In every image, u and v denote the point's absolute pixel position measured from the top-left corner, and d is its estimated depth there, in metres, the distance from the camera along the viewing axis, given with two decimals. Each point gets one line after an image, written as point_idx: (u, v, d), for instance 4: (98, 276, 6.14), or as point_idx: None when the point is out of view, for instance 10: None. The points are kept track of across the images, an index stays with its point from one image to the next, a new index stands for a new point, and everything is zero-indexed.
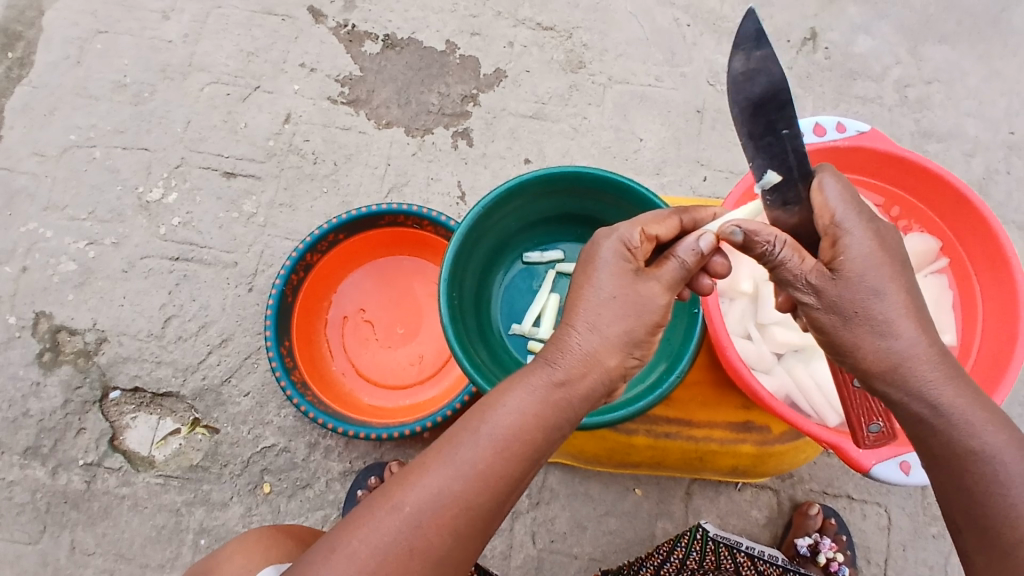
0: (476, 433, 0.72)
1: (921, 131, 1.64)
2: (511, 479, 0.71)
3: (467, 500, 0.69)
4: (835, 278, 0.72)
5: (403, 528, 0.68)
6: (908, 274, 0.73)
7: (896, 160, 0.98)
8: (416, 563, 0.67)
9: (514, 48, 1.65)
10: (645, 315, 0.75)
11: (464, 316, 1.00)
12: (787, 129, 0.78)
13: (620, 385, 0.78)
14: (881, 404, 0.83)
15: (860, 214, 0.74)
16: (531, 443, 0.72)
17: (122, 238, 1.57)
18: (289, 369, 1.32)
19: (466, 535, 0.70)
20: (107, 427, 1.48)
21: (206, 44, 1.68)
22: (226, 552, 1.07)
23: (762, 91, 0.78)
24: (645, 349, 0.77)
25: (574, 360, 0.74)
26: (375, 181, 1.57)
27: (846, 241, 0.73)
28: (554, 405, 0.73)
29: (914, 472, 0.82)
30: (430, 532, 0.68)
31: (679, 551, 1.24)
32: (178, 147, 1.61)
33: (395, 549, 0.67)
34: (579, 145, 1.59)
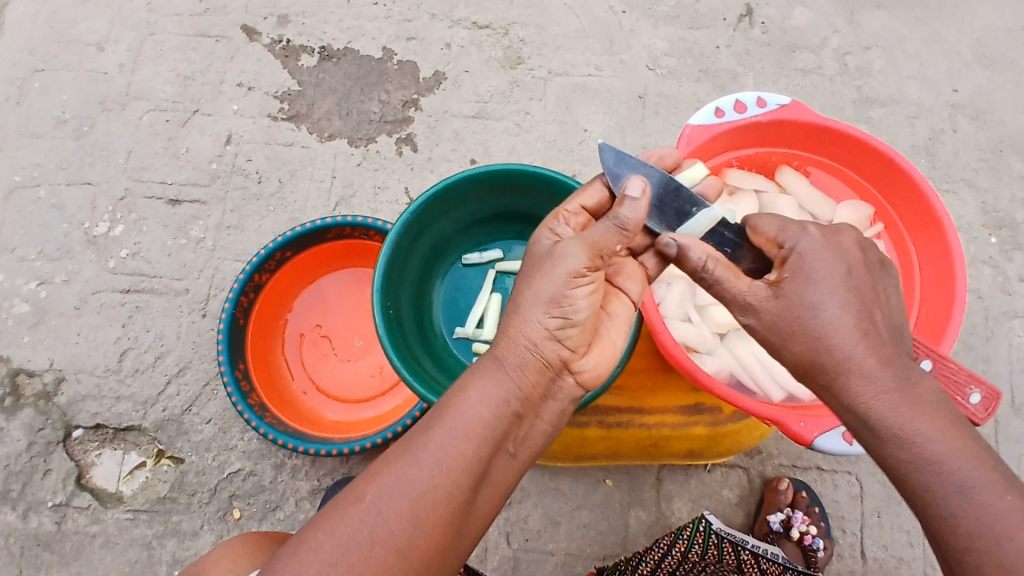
0: (428, 421, 0.71)
1: (864, 97, 1.64)
2: (465, 460, 0.68)
3: (423, 485, 0.67)
4: (776, 295, 0.72)
5: (364, 519, 0.66)
6: (862, 284, 0.72)
7: (820, 130, 0.98)
8: (380, 552, 0.65)
9: (452, 49, 1.64)
10: (557, 273, 0.76)
11: (403, 325, 0.99)
12: (694, 207, 0.87)
13: (556, 351, 0.75)
14: (772, 412, 0.84)
15: (803, 230, 0.75)
16: (481, 420, 0.70)
17: (74, 274, 1.55)
18: (246, 392, 1.31)
19: (427, 523, 0.66)
20: (73, 466, 1.46)
21: (143, 72, 1.67)
22: (212, 557, 1.06)
23: (653, 195, 0.87)
24: (569, 306, 0.75)
25: (507, 337, 0.75)
26: (322, 195, 1.55)
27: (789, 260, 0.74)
28: (496, 380, 0.72)
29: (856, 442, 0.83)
30: (391, 518, 0.66)
31: (681, 544, 1.26)
32: (123, 178, 1.60)
33: (358, 538, 0.65)
34: (524, 141, 1.58)
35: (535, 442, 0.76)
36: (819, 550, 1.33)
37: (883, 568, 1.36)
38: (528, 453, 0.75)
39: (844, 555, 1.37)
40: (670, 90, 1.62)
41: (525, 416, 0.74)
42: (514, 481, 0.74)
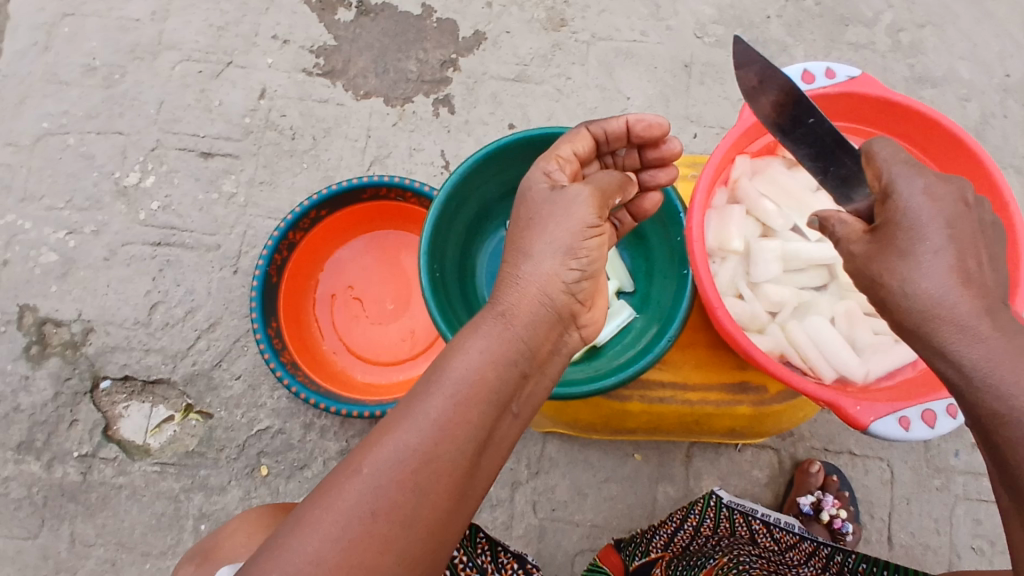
0: (427, 384, 0.65)
1: (916, 76, 1.59)
2: (469, 425, 0.63)
3: (428, 450, 0.62)
4: (875, 242, 0.67)
5: (364, 490, 0.60)
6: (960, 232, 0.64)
7: (889, 105, 0.94)
8: (383, 524, 0.59)
9: (493, 8, 1.59)
10: (568, 221, 0.74)
11: (448, 289, 0.97)
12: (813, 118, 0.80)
13: (569, 304, 0.74)
14: (828, 395, 0.83)
15: (915, 171, 0.67)
16: (485, 381, 0.66)
17: (102, 226, 1.53)
18: (278, 350, 1.30)
19: (434, 491, 0.61)
20: (100, 417, 1.46)
21: (175, 20, 1.62)
22: (228, 531, 1.06)
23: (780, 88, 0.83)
24: (583, 257, 0.74)
25: (512, 294, 0.72)
26: (356, 154, 1.52)
27: (892, 202, 0.67)
28: (503, 337, 0.68)
29: (912, 427, 0.82)
30: (393, 488, 0.60)
31: (693, 518, 1.27)
32: (153, 129, 1.57)
33: (359, 513, 0.59)
34: (564, 107, 1.54)
35: (535, 401, 0.72)
36: (847, 534, 1.33)
37: (909, 553, 1.35)
38: (529, 413, 0.71)
39: (870, 539, 1.36)
40: (716, 59, 1.56)
41: (529, 375, 0.70)
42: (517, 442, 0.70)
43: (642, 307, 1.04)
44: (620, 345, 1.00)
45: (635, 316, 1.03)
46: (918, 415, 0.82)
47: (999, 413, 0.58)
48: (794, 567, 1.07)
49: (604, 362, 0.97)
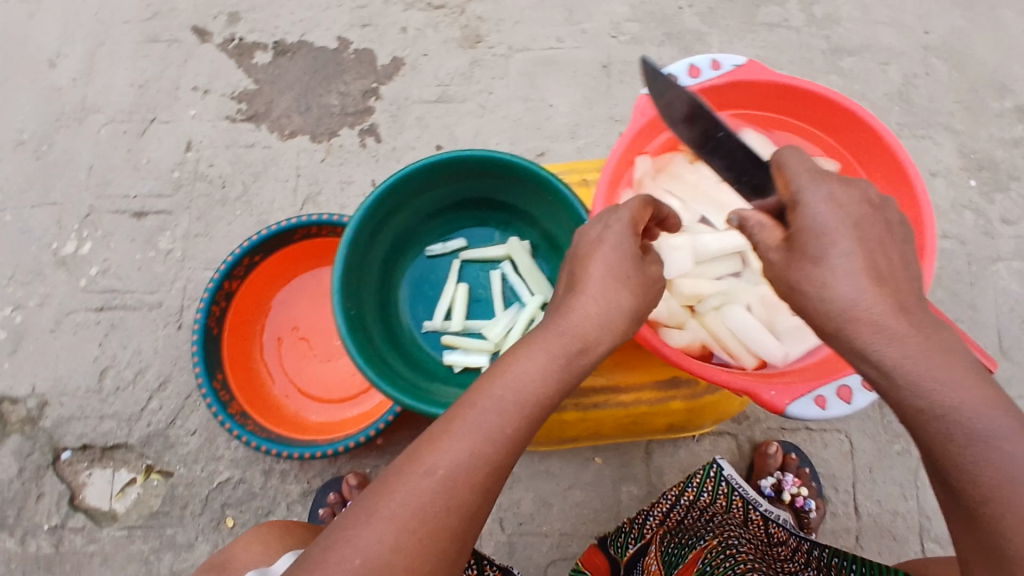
0: (496, 394, 0.63)
1: (834, 48, 1.60)
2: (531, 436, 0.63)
3: (494, 458, 0.60)
4: (791, 251, 0.66)
5: (439, 490, 0.58)
6: (871, 236, 0.64)
7: (778, 87, 0.94)
8: (454, 521, 0.58)
9: (408, 33, 1.60)
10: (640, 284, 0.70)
11: (368, 326, 0.96)
12: (721, 132, 0.82)
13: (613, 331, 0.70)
14: (742, 383, 0.83)
15: (819, 178, 0.66)
16: (541, 395, 0.64)
17: (46, 297, 1.53)
18: (226, 402, 1.30)
19: (491, 497, 0.61)
20: (65, 488, 1.46)
21: (97, 84, 1.63)
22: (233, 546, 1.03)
23: (685, 111, 0.84)
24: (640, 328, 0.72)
25: (586, 325, 0.67)
26: (288, 194, 1.52)
27: (801, 210, 0.65)
28: (569, 360, 0.65)
29: (829, 406, 0.82)
30: (464, 489, 0.59)
31: (690, 492, 1.28)
32: (86, 195, 1.57)
33: (435, 509, 0.58)
34: (490, 121, 1.55)
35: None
36: (811, 511, 1.32)
37: (878, 522, 1.35)
38: None
39: (838, 513, 1.36)
40: (635, 56, 1.57)
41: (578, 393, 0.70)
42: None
43: None
44: None
45: None
46: (833, 393, 0.82)
47: (922, 408, 0.57)
48: (782, 561, 1.04)
49: None
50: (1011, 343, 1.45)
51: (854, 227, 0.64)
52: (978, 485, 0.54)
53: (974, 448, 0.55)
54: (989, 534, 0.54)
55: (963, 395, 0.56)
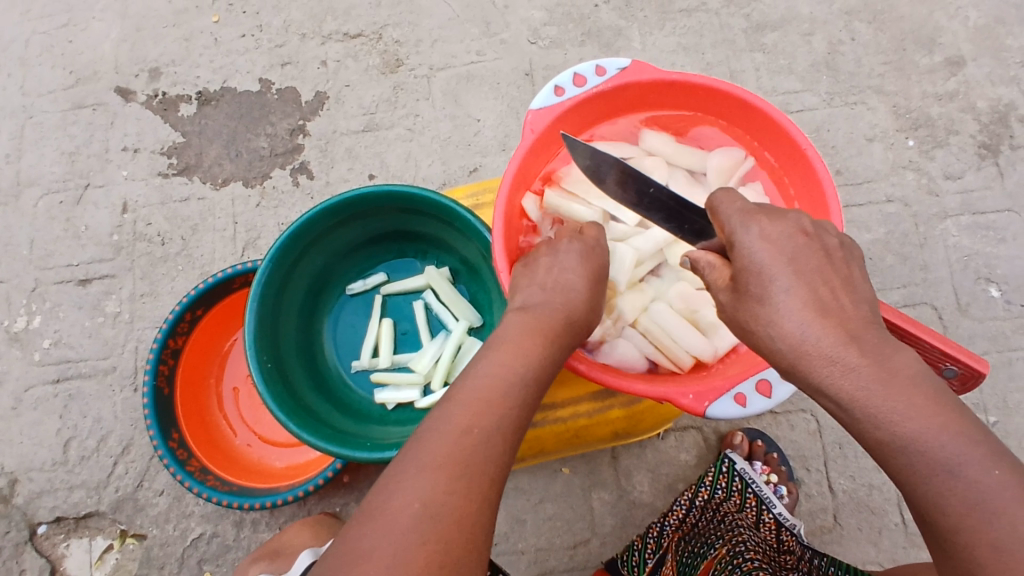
0: (512, 369, 0.69)
1: (755, 25, 1.58)
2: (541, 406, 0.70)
3: (520, 425, 0.67)
4: (736, 291, 0.66)
5: (486, 453, 0.62)
6: (812, 266, 0.63)
7: (667, 84, 0.94)
8: (498, 482, 0.62)
9: (328, 66, 1.59)
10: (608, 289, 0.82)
11: (291, 377, 0.96)
12: (651, 188, 0.82)
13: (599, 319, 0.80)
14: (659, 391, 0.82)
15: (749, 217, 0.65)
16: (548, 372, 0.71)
17: (2, 375, 1.53)
18: (184, 460, 1.29)
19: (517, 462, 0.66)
20: (45, 562, 1.47)
21: (29, 157, 1.63)
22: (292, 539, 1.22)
23: (616, 173, 0.85)
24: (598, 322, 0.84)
25: (575, 312, 0.77)
26: (228, 243, 1.52)
27: (739, 251, 0.65)
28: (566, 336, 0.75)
29: (749, 403, 0.81)
30: (503, 454, 0.64)
31: (704, 493, 1.31)
32: (30, 270, 1.57)
33: (488, 472, 0.61)
34: (420, 144, 1.54)
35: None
36: (783, 496, 1.31)
37: (854, 498, 1.34)
38: None
39: (813, 493, 1.34)
40: (556, 60, 1.56)
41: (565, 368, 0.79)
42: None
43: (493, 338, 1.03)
44: None
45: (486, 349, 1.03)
46: (752, 388, 0.81)
47: (882, 440, 0.56)
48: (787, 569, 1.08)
49: None
50: (968, 299, 1.43)
51: (792, 260, 0.63)
52: (944, 514, 0.53)
53: (938, 477, 0.54)
54: (961, 560, 0.53)
55: (923, 421, 0.54)
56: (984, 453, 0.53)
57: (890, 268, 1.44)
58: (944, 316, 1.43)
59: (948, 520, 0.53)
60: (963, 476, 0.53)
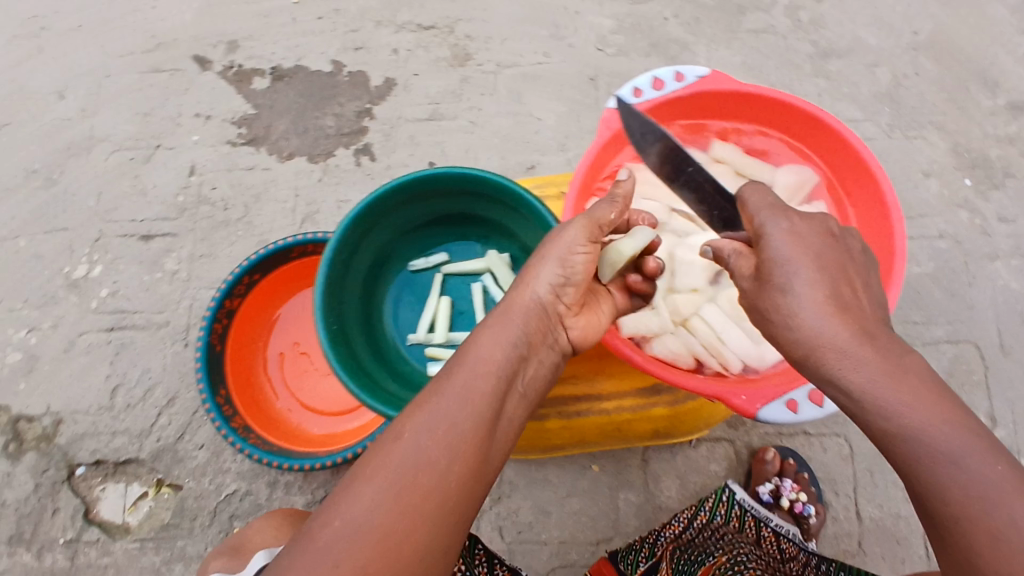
0: (447, 371, 0.72)
1: (820, 51, 1.62)
2: (487, 393, 0.70)
3: (456, 415, 0.67)
4: (757, 280, 0.70)
5: (411, 450, 0.63)
6: (831, 263, 0.68)
7: (739, 95, 0.97)
8: (430, 476, 0.62)
9: (400, 54, 1.64)
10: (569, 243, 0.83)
11: (353, 343, 1.00)
12: (691, 166, 0.89)
13: (556, 305, 0.83)
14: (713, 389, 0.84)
15: (778, 213, 0.71)
16: (493, 360, 0.74)
17: (59, 319, 1.60)
18: (229, 417, 1.34)
19: (464, 452, 0.65)
20: (80, 503, 1.51)
21: (104, 114, 1.70)
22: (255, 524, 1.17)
23: (658, 147, 0.92)
24: (572, 273, 0.83)
25: (514, 301, 0.82)
26: (287, 215, 1.57)
27: (764, 243, 0.70)
28: (505, 327, 0.78)
29: (800, 409, 0.83)
30: (433, 446, 0.64)
31: (703, 515, 1.27)
32: (95, 221, 1.63)
33: (409, 469, 0.62)
34: (480, 137, 1.57)
35: (539, 387, 0.80)
36: (810, 516, 1.32)
37: (880, 526, 1.34)
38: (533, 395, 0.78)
39: (839, 517, 1.36)
40: (622, 68, 1.60)
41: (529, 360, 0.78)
42: (523, 423, 0.77)
43: None
44: None
45: None
46: (804, 396, 0.84)
47: (889, 431, 0.59)
48: None
49: None
50: (1013, 341, 1.42)
51: (813, 256, 0.67)
52: (948, 506, 0.55)
53: (943, 469, 0.55)
54: (957, 552, 0.54)
55: (929, 416, 0.57)
56: (991, 450, 0.55)
57: (936, 302, 1.45)
58: (987, 356, 1.41)
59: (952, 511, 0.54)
60: (968, 469, 0.54)
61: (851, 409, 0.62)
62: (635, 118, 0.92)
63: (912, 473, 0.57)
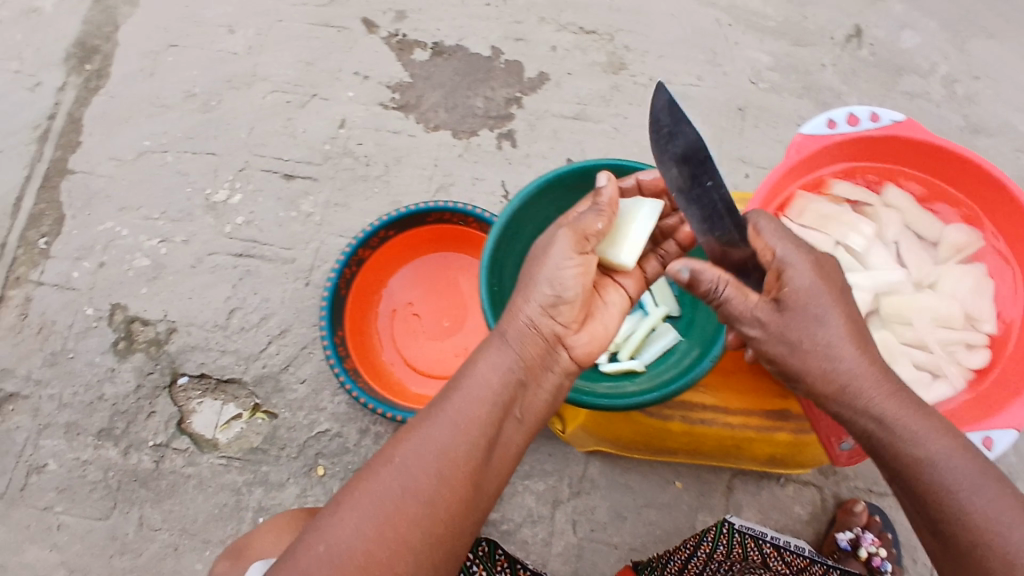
0: (443, 399, 0.79)
1: (970, 126, 1.63)
2: (479, 421, 0.77)
3: (448, 442, 0.75)
4: (781, 310, 0.82)
5: (395, 474, 0.73)
6: (849, 305, 0.83)
7: (931, 148, 0.98)
8: (415, 501, 0.72)
9: (557, 52, 1.71)
10: (552, 260, 0.87)
11: (505, 305, 1.06)
12: (711, 180, 0.87)
13: (550, 326, 0.87)
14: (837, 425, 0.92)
15: (798, 246, 0.83)
16: (490, 387, 0.80)
17: (191, 236, 1.68)
18: (343, 358, 1.40)
19: (456, 477, 0.74)
20: (176, 411, 1.58)
21: (269, 55, 1.79)
22: (257, 532, 1.12)
23: (682, 152, 0.88)
24: (561, 288, 0.86)
25: (509, 322, 0.86)
26: (424, 181, 1.64)
27: (787, 275, 0.81)
28: (502, 352, 0.83)
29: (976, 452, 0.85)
30: (421, 472, 0.73)
31: (705, 545, 1.24)
32: (243, 152, 1.72)
33: (395, 491, 0.72)
34: (621, 144, 1.63)
35: (537, 409, 0.85)
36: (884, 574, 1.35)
37: None
38: (532, 418, 0.85)
39: None
40: (771, 104, 1.65)
41: (529, 387, 0.84)
42: (520, 444, 0.83)
43: (688, 332, 1.09)
44: (663, 365, 1.06)
45: (681, 338, 1.08)
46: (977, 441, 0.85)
47: (918, 457, 0.76)
48: None
49: (646, 378, 1.04)
50: None
51: (836, 296, 0.81)
52: (964, 523, 0.73)
53: (961, 492, 0.74)
54: (962, 550, 0.73)
55: (947, 448, 0.76)
56: (997, 479, 0.75)
57: None
58: None
59: (968, 528, 0.73)
60: (981, 495, 0.74)
61: (885, 436, 0.78)
62: (676, 116, 0.88)
63: (935, 496, 0.75)
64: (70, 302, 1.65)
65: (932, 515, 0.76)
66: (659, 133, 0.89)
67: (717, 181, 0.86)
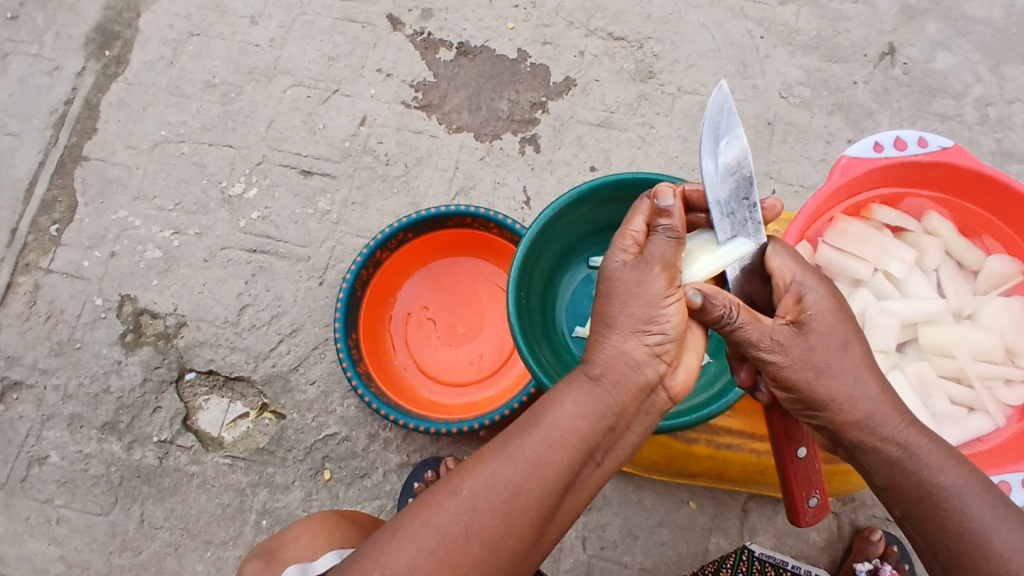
0: (523, 436, 0.76)
1: (1003, 151, 1.60)
2: (557, 467, 0.74)
3: (519, 485, 0.73)
4: (802, 333, 0.77)
5: (461, 511, 0.73)
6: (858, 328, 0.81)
7: (978, 177, 0.94)
8: (473, 544, 0.72)
9: (584, 57, 1.68)
10: (643, 292, 0.78)
11: (530, 315, 1.04)
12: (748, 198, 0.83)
13: (656, 367, 0.79)
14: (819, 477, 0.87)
15: (809, 270, 0.80)
16: (574, 431, 0.76)
17: (205, 229, 1.65)
18: (355, 361, 1.37)
19: (521, 524, 0.73)
20: (182, 407, 1.55)
21: (291, 48, 1.76)
22: (293, 531, 1.09)
23: (729, 161, 0.82)
24: (664, 322, 0.78)
25: (602, 357, 0.79)
26: (443, 183, 1.61)
27: (806, 300, 0.78)
28: (592, 394, 0.77)
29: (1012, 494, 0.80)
30: (485, 514, 0.72)
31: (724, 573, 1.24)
32: (261, 146, 1.69)
33: (455, 530, 0.72)
34: (646, 154, 1.60)
35: (621, 454, 0.81)
36: None
37: None
38: (612, 463, 0.80)
39: None
40: (801, 120, 1.62)
41: (616, 432, 0.79)
42: (596, 487, 0.80)
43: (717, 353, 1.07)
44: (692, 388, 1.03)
45: (710, 361, 1.06)
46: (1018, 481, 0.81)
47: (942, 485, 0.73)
48: None
49: None
50: None
51: (850, 318, 0.79)
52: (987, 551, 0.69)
53: (986, 521, 0.70)
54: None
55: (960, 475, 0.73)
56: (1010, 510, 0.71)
57: None
58: None
59: (995, 557, 0.69)
60: (1004, 522, 0.70)
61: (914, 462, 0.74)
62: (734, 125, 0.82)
63: (958, 526, 0.71)
64: (80, 292, 1.62)
65: (953, 546, 0.71)
66: (713, 137, 0.81)
67: (753, 202, 0.83)
